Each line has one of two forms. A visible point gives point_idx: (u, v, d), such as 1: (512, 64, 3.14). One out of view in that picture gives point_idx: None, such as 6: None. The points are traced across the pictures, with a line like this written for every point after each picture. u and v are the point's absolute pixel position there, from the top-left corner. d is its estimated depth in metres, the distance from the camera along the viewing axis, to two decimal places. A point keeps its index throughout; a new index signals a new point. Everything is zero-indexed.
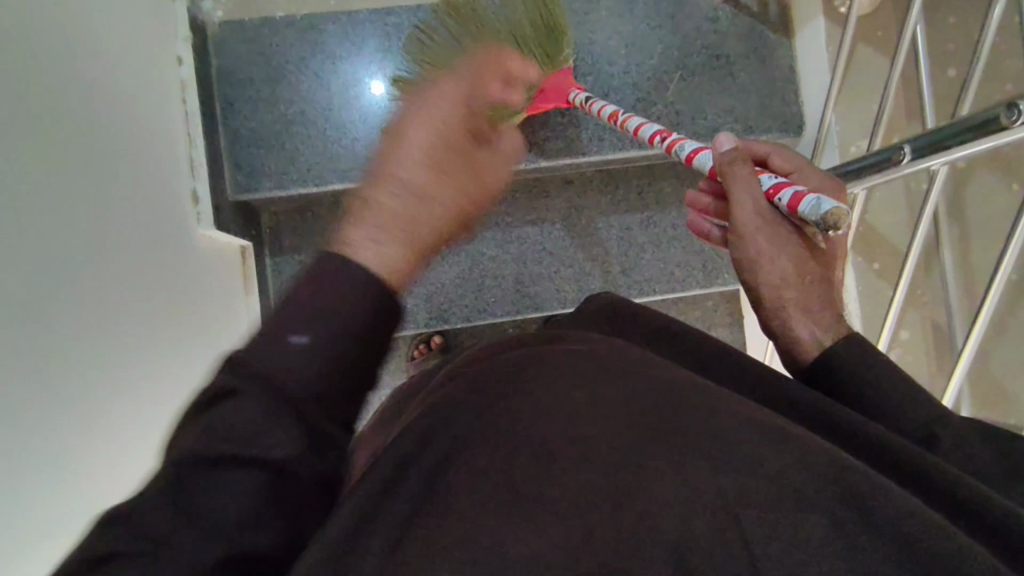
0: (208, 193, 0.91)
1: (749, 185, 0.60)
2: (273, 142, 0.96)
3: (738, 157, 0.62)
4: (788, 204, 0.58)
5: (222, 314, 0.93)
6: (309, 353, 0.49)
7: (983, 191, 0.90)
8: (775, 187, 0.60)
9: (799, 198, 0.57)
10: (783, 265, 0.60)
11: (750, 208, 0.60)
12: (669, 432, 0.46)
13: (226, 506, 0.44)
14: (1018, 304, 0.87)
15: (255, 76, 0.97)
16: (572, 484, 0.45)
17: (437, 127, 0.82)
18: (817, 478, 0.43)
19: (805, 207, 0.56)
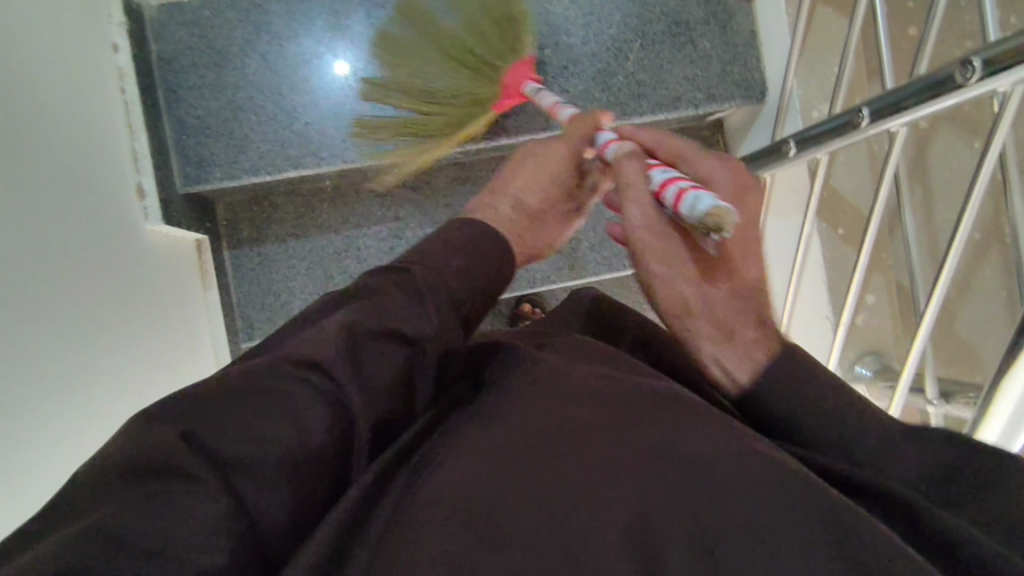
0: (155, 186, 0.86)
1: (637, 197, 0.58)
2: (221, 130, 0.91)
3: (630, 162, 0.61)
4: (672, 202, 0.56)
5: (177, 311, 0.89)
6: (458, 279, 0.60)
7: (945, 150, 0.90)
8: (663, 184, 0.58)
9: (681, 195, 0.55)
10: (680, 291, 0.55)
11: (640, 224, 0.58)
12: (652, 441, 0.44)
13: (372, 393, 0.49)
14: (981, 262, 0.87)
15: (197, 61, 0.91)
16: (541, 493, 0.42)
17: (537, 173, 0.79)
18: (785, 508, 0.38)
19: (685, 207, 0.54)
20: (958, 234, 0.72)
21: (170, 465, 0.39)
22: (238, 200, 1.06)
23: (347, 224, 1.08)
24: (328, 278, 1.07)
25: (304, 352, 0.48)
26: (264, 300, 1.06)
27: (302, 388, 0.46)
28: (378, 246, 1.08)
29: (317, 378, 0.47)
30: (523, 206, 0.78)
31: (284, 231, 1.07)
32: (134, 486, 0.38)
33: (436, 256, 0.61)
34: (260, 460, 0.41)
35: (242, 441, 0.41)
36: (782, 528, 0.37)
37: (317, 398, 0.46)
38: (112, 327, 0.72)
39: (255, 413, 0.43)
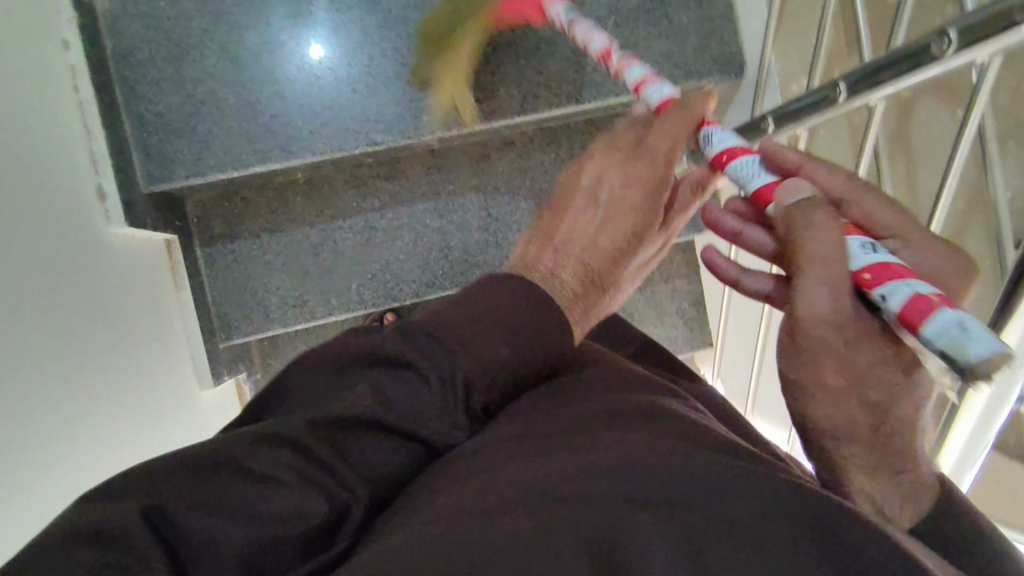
0: (117, 188, 0.84)
1: (821, 280, 0.46)
2: (183, 126, 0.88)
3: (829, 229, 0.46)
4: (900, 309, 0.43)
5: (149, 313, 0.87)
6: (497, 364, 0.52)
7: (927, 120, 0.88)
8: (876, 277, 0.45)
9: (920, 307, 0.42)
10: (818, 366, 0.50)
11: (820, 311, 0.47)
12: (631, 467, 0.45)
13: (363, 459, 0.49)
14: (964, 232, 0.86)
15: (154, 55, 0.88)
16: (526, 500, 0.43)
17: (613, 222, 0.65)
18: (765, 507, 0.41)
19: (932, 329, 0.40)
20: (937, 206, 0.70)
21: (122, 536, 0.40)
22: (209, 196, 1.03)
23: (322, 217, 1.05)
24: (304, 273, 1.05)
25: (292, 428, 0.46)
26: (240, 297, 1.04)
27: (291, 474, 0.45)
28: (354, 238, 1.06)
29: (302, 461, 0.46)
30: (592, 271, 0.64)
31: (257, 226, 1.04)
32: (86, 556, 0.39)
33: (467, 331, 0.52)
34: (219, 539, 0.42)
35: (209, 521, 0.42)
36: (761, 530, 0.40)
37: (303, 480, 0.45)
38: (79, 334, 0.70)
39: (228, 494, 0.44)
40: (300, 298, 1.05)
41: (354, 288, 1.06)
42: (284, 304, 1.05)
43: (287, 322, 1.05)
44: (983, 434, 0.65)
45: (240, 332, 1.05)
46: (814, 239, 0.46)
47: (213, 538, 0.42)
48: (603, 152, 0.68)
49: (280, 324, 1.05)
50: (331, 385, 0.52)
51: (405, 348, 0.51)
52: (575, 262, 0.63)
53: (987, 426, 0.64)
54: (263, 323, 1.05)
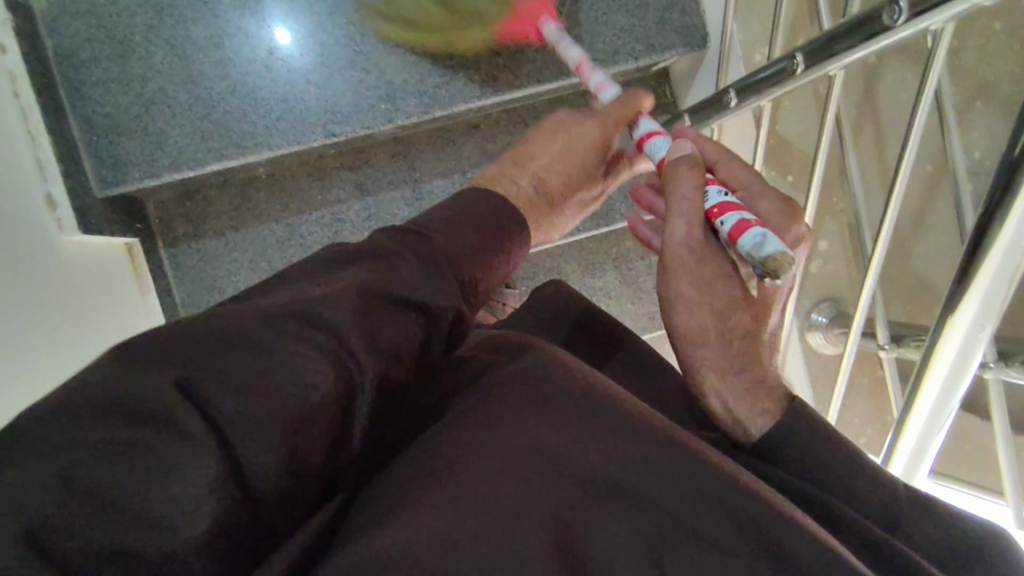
0: (66, 194, 0.81)
1: (684, 213, 0.54)
2: (133, 127, 0.86)
3: (688, 174, 0.55)
4: (728, 230, 0.52)
5: (114, 318, 0.86)
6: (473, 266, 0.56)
7: (893, 83, 0.87)
8: (719, 208, 0.53)
9: (742, 227, 0.51)
10: (682, 292, 0.53)
11: (679, 238, 0.54)
12: (597, 472, 0.43)
13: (384, 333, 0.48)
14: (935, 195, 0.85)
15: (98, 54, 0.85)
16: (485, 499, 0.41)
17: (564, 157, 0.68)
18: (723, 517, 0.42)
19: (745, 243, 0.50)
20: (898, 179, 0.69)
21: (158, 414, 0.37)
22: (169, 197, 1.01)
23: (287, 212, 1.03)
24: (273, 269, 1.03)
25: (317, 309, 0.44)
26: (209, 297, 1.03)
27: (309, 345, 0.42)
28: (321, 231, 1.04)
29: (325, 339, 0.43)
30: (544, 187, 0.66)
31: (221, 224, 1.02)
32: (114, 431, 0.36)
33: (452, 237, 0.56)
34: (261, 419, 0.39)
35: (249, 399, 0.39)
36: (716, 533, 0.41)
37: (328, 359, 0.43)
38: (42, 347, 0.69)
39: (254, 373, 0.40)
40: None
41: None
42: None
43: None
44: (949, 397, 0.65)
45: None
46: (676, 183, 0.55)
47: (254, 418, 0.39)
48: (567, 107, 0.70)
49: None
50: (325, 271, 0.49)
51: (399, 252, 0.52)
52: (530, 176, 0.66)
53: (951, 393, 0.65)
54: None
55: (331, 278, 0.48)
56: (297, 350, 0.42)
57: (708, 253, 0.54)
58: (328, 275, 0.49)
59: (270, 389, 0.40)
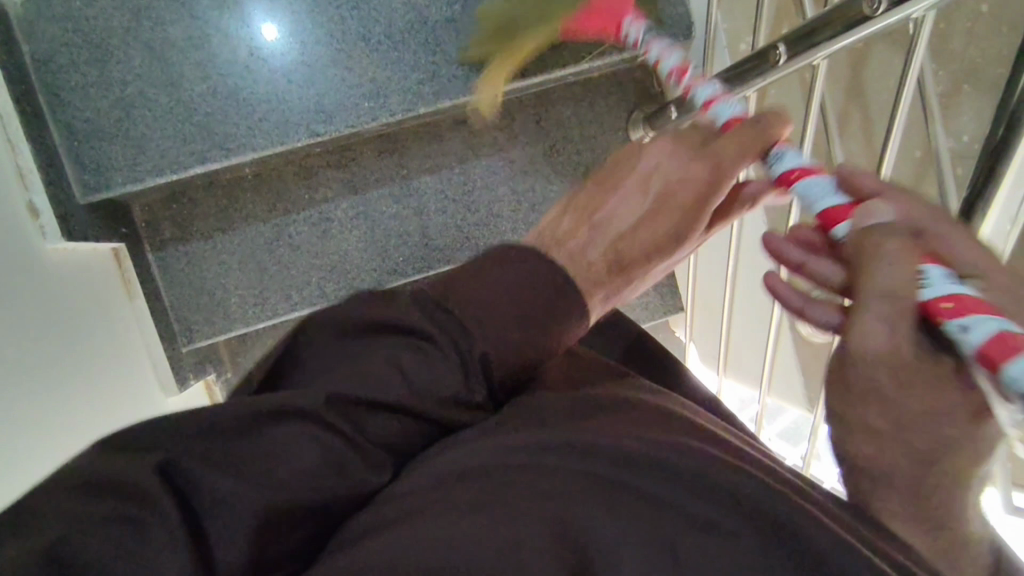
0: (48, 202, 0.81)
1: (888, 314, 0.41)
2: (114, 131, 0.85)
3: (903, 261, 0.40)
4: (973, 338, 0.39)
5: (101, 324, 0.85)
6: (518, 353, 0.51)
7: (880, 69, 0.86)
8: (952, 303, 0.41)
9: (999, 339, 0.38)
10: (873, 386, 0.45)
11: (878, 346, 0.42)
12: (581, 461, 0.46)
13: (377, 424, 0.46)
14: (923, 181, 0.85)
15: (76, 58, 0.84)
16: (484, 500, 0.43)
17: (653, 217, 0.63)
18: (707, 495, 0.45)
19: (1010, 366, 0.37)
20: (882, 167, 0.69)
21: (141, 495, 0.36)
22: (155, 199, 1.00)
23: (275, 212, 1.03)
24: (262, 270, 1.03)
25: (307, 403, 0.42)
26: (199, 300, 1.02)
27: (313, 435, 0.42)
28: (311, 231, 1.04)
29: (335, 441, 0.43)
30: (623, 256, 0.62)
31: (208, 226, 1.01)
32: (100, 509, 0.35)
33: (496, 315, 0.50)
34: (237, 499, 0.38)
35: (225, 477, 0.39)
36: (694, 510, 0.44)
37: (304, 437, 0.42)
38: (34, 363, 0.69)
39: (253, 459, 0.40)
40: (260, 294, 1.03)
41: (314, 281, 1.04)
42: (244, 304, 1.03)
43: (249, 320, 1.03)
44: None
45: (203, 336, 1.03)
46: (884, 273, 0.41)
47: (225, 499, 0.38)
48: (669, 140, 0.65)
49: (242, 323, 1.03)
50: (339, 348, 0.48)
51: (432, 331, 0.49)
52: (608, 241, 0.61)
53: None
54: (225, 325, 1.03)
55: (358, 358, 0.47)
56: (299, 446, 0.41)
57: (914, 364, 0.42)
58: (350, 359, 0.47)
59: (254, 460, 0.40)
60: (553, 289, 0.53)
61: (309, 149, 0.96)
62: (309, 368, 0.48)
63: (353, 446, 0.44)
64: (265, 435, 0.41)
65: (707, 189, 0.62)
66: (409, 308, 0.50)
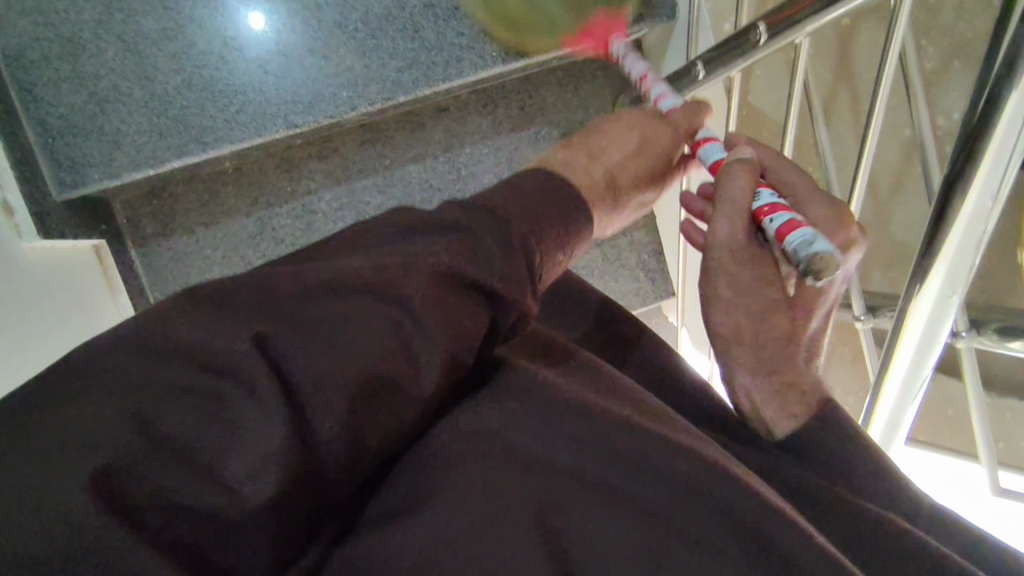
0: (22, 200, 0.80)
1: (733, 211, 0.55)
2: (90, 127, 0.84)
3: (742, 175, 0.55)
4: (777, 228, 0.53)
5: (82, 322, 0.85)
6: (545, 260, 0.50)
7: (867, 46, 0.85)
8: (771, 207, 0.55)
9: (791, 226, 0.52)
10: (721, 292, 0.56)
11: (723, 236, 0.55)
12: (603, 437, 0.48)
13: (459, 306, 0.43)
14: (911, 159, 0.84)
15: (48, 53, 0.83)
16: (479, 496, 0.43)
17: (636, 158, 0.64)
18: (699, 503, 0.45)
19: (793, 240, 0.51)
20: (862, 160, 0.68)
21: (224, 368, 0.36)
22: (135, 195, 0.99)
23: (257, 205, 1.02)
24: (246, 264, 1.02)
25: (390, 280, 0.41)
26: None
27: (395, 315, 0.40)
28: (293, 224, 1.03)
29: (406, 322, 0.41)
30: (616, 184, 0.62)
31: (190, 221, 1.00)
32: (180, 376, 0.35)
33: (532, 216, 0.49)
34: (317, 389, 0.37)
35: (310, 352, 0.37)
36: (689, 529, 0.45)
37: (386, 320, 0.40)
38: (11, 365, 0.68)
39: (321, 349, 0.38)
40: None
41: None
42: None
43: None
44: (922, 366, 0.65)
45: None
46: (727, 184, 0.55)
47: (320, 376, 0.37)
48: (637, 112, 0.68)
49: None
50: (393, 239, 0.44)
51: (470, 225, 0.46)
52: (605, 166, 0.62)
53: (921, 363, 0.65)
54: None
55: (400, 247, 0.44)
56: (381, 326, 0.40)
57: (751, 257, 0.55)
58: (390, 252, 0.43)
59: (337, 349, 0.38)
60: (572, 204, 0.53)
61: (289, 140, 0.95)
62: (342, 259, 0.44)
63: (425, 333, 0.41)
64: (345, 319, 0.39)
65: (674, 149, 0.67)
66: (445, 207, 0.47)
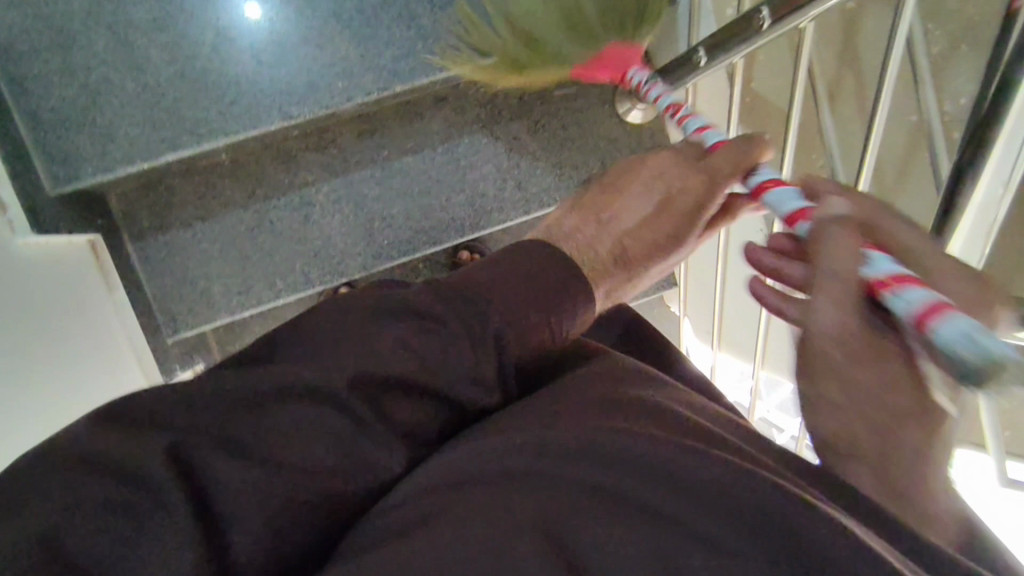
0: (15, 196, 0.79)
1: (837, 294, 0.41)
2: (82, 120, 0.83)
3: (845, 240, 0.42)
4: (909, 311, 0.39)
5: (79, 318, 0.84)
6: (529, 333, 0.53)
7: (873, 31, 0.83)
8: (894, 279, 0.41)
9: (932, 309, 0.38)
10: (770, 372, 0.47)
11: (829, 331, 0.42)
12: (605, 445, 0.48)
13: (403, 411, 0.48)
14: (917, 147, 0.83)
15: (38, 45, 0.81)
16: (500, 510, 0.43)
17: (653, 221, 0.66)
18: (720, 515, 0.44)
19: (948, 336, 0.36)
20: (868, 154, 0.67)
21: (142, 479, 0.39)
22: (131, 188, 0.97)
23: (254, 197, 1.00)
24: (244, 258, 1.01)
25: (318, 381, 0.45)
26: (181, 290, 1.01)
27: (337, 421, 0.45)
28: (292, 216, 1.02)
29: (348, 426, 0.45)
30: (626, 253, 0.65)
31: (187, 215, 0.99)
32: (102, 491, 0.38)
33: (503, 294, 0.52)
34: (246, 492, 0.41)
35: (244, 472, 0.41)
36: (702, 525, 0.43)
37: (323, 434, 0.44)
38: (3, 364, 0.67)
39: (273, 446, 0.43)
40: (243, 283, 1.02)
41: (297, 268, 1.03)
42: (227, 293, 1.02)
43: (233, 309, 1.02)
44: None
45: (186, 327, 1.02)
46: (827, 250, 0.42)
47: (246, 490, 0.41)
48: (667, 154, 0.67)
49: (226, 313, 1.02)
50: (353, 330, 0.48)
51: (443, 312, 0.50)
52: (613, 237, 0.65)
53: None
54: (208, 314, 1.02)
55: (370, 338, 0.47)
56: (319, 431, 0.44)
57: (871, 353, 0.42)
58: (361, 337, 0.47)
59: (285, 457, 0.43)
60: (555, 276, 0.55)
61: (285, 132, 0.93)
62: (309, 343, 0.47)
63: (368, 433, 0.46)
64: (291, 429, 0.43)
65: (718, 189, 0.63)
66: (421, 290, 0.51)
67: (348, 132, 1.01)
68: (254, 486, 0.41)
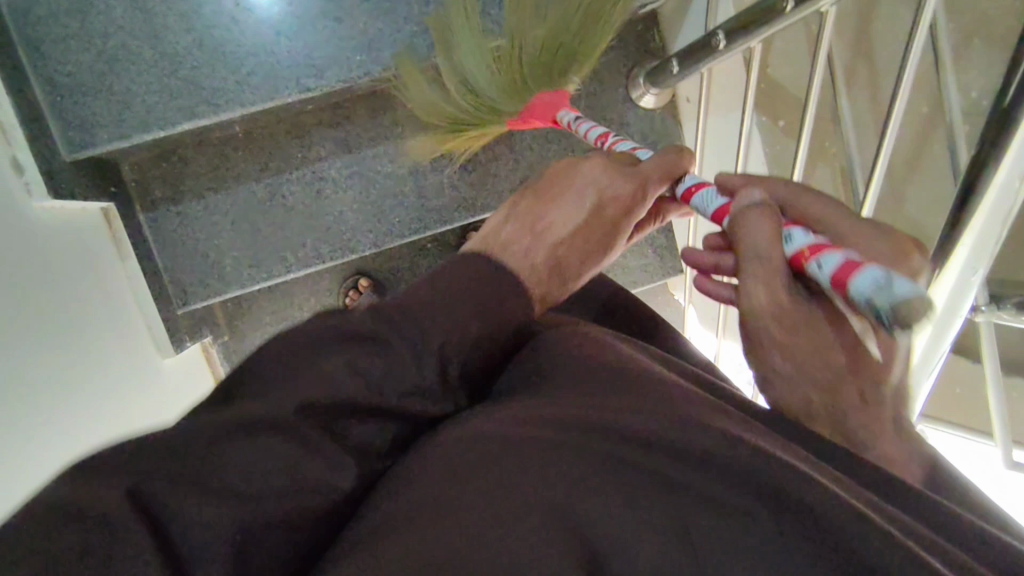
0: (34, 160, 0.79)
1: (759, 269, 0.50)
2: (98, 85, 0.83)
3: (764, 224, 0.51)
4: (835, 273, 0.46)
5: (91, 282, 0.84)
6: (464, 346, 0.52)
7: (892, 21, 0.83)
8: (811, 248, 0.49)
9: (850, 266, 0.45)
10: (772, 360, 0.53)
11: (761, 303, 0.50)
12: (609, 425, 0.48)
13: (359, 431, 0.47)
14: (929, 138, 0.83)
15: (56, 8, 0.81)
16: (507, 482, 0.43)
17: (588, 229, 0.66)
18: (735, 485, 0.45)
19: (862, 284, 0.42)
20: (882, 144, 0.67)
21: (91, 514, 0.35)
22: (143, 157, 0.97)
23: (265, 169, 1.00)
24: (255, 231, 1.01)
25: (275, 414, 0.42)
26: (192, 261, 1.01)
27: (290, 446, 0.42)
28: (303, 190, 1.02)
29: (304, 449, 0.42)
30: (562, 266, 0.64)
31: (200, 185, 0.99)
32: (73, 531, 0.34)
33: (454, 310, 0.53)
34: (218, 526, 0.37)
35: (205, 501, 0.37)
36: (720, 495, 0.44)
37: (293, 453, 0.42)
38: (22, 326, 0.68)
39: (239, 479, 0.39)
40: (253, 257, 1.02)
41: (308, 243, 1.03)
42: (238, 266, 1.02)
43: (244, 282, 1.03)
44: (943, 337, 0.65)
45: (197, 299, 1.03)
46: (750, 230, 0.51)
47: (213, 516, 0.37)
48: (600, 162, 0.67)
49: (237, 286, 1.03)
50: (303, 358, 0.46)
51: (383, 333, 0.49)
52: (548, 249, 0.63)
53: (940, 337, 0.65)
54: (218, 288, 1.03)
55: (315, 364, 0.46)
56: (278, 465, 0.41)
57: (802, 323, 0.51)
58: (301, 371, 0.45)
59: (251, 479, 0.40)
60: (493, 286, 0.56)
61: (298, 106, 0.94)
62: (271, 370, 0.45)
63: (326, 456, 0.44)
64: (249, 455, 0.40)
65: (635, 201, 0.66)
66: (361, 317, 0.50)
67: (361, 107, 1.01)
68: (223, 524, 0.37)
